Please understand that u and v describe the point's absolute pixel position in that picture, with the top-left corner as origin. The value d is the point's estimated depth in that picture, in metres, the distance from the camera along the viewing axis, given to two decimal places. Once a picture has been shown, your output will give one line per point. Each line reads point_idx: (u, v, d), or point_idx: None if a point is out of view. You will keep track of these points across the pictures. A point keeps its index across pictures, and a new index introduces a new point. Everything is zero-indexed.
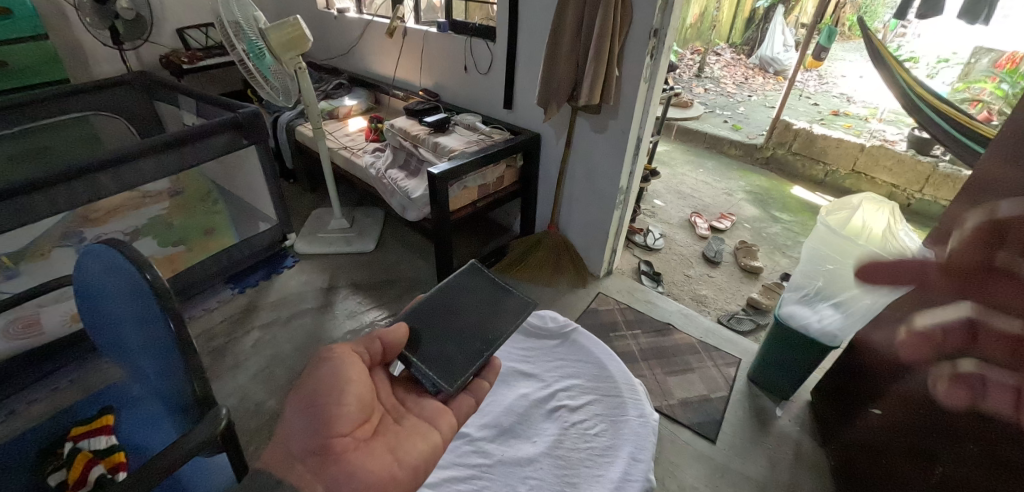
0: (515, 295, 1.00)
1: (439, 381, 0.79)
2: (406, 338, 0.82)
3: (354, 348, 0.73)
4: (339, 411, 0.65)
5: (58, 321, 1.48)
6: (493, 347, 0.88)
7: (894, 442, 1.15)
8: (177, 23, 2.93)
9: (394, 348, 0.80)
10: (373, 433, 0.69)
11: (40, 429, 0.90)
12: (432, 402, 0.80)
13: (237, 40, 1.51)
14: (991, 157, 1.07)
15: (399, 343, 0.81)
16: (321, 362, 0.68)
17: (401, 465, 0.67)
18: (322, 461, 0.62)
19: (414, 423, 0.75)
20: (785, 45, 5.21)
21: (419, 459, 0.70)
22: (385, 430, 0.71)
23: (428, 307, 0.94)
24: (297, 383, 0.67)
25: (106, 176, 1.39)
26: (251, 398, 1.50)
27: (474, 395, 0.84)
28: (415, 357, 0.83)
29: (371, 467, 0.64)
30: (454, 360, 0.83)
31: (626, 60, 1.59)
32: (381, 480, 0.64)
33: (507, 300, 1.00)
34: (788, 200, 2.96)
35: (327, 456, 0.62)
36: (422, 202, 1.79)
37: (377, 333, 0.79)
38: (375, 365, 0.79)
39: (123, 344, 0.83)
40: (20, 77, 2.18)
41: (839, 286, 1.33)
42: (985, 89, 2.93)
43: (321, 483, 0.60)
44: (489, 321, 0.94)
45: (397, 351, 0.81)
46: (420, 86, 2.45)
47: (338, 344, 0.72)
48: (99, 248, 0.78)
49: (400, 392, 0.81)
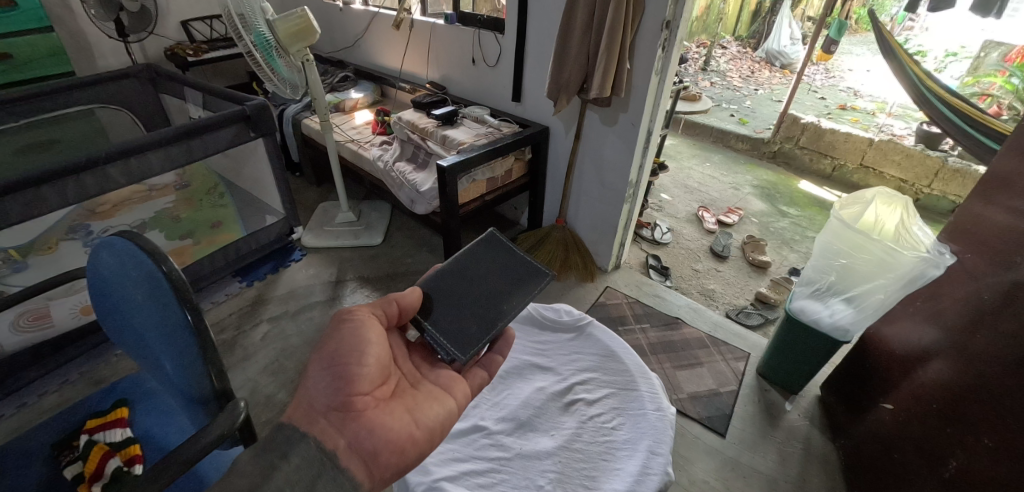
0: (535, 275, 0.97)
1: (453, 352, 0.81)
2: (420, 302, 0.86)
3: (373, 311, 0.78)
4: (360, 371, 0.69)
5: (68, 313, 1.50)
6: (508, 318, 0.88)
7: (903, 437, 1.15)
8: (181, 15, 2.92)
9: (409, 313, 0.84)
10: (391, 395, 0.73)
11: (56, 421, 0.91)
12: (445, 371, 0.84)
13: (245, 31, 1.49)
14: (1010, 149, 1.06)
15: (414, 307, 0.85)
16: (342, 323, 0.73)
17: (418, 426, 0.71)
18: (344, 416, 0.65)
19: (429, 388, 0.79)
20: (792, 38, 5.15)
21: (435, 422, 0.73)
22: (403, 393, 0.75)
23: (444, 280, 0.93)
24: (319, 343, 0.70)
25: (115, 168, 1.38)
26: (261, 390, 1.50)
27: (487, 369, 0.88)
28: (427, 322, 0.86)
29: (391, 424, 0.68)
30: (469, 330, 0.85)
31: (637, 53, 1.57)
32: (399, 437, 0.67)
33: (525, 272, 0.96)
34: (795, 195, 2.94)
35: (349, 412, 0.65)
36: (430, 195, 1.78)
37: (393, 297, 0.83)
38: (391, 327, 0.84)
39: (137, 337, 0.82)
40: (26, 69, 2.17)
41: (851, 281, 1.31)
42: (994, 84, 2.88)
43: (343, 438, 0.63)
44: (505, 295, 0.91)
45: (412, 315, 0.85)
46: (427, 79, 2.44)
47: (358, 307, 0.77)
48: (113, 240, 0.78)
49: (415, 360, 0.85)
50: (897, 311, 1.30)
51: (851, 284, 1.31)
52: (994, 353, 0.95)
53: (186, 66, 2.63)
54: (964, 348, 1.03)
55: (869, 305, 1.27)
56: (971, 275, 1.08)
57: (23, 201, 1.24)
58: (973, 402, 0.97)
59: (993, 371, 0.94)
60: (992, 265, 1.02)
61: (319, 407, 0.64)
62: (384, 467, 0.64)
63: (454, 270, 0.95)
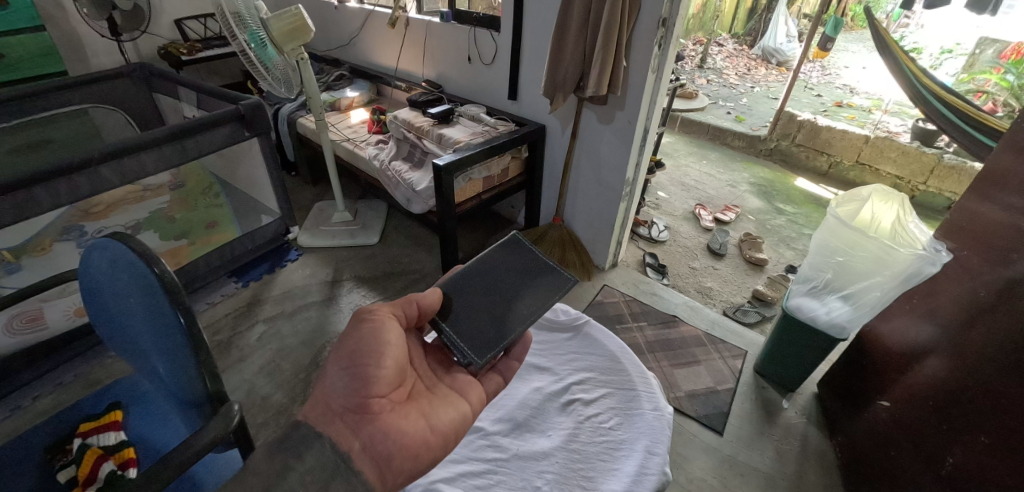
0: (551, 276, 0.95)
1: (470, 355, 0.81)
2: (439, 304, 0.87)
3: (392, 313, 0.78)
4: (377, 373, 0.69)
5: (62, 315, 1.49)
6: (528, 322, 0.87)
7: (900, 434, 1.16)
8: (175, 13, 2.89)
9: (428, 314, 0.85)
10: (407, 398, 0.73)
11: (49, 425, 0.90)
12: (461, 375, 0.84)
13: (238, 29, 1.48)
14: (1007, 146, 1.06)
15: (434, 308, 0.85)
16: (362, 322, 0.73)
17: (433, 431, 0.71)
18: (359, 419, 0.65)
19: (445, 392, 0.80)
20: (788, 35, 5.15)
21: (449, 427, 0.74)
22: (418, 396, 0.75)
23: (463, 281, 0.93)
24: (338, 342, 0.71)
25: (108, 168, 1.37)
26: (258, 391, 1.50)
27: (503, 375, 0.89)
28: (446, 324, 0.86)
29: (406, 429, 0.68)
30: (485, 333, 0.84)
31: (633, 50, 1.56)
32: (414, 443, 0.68)
33: (545, 277, 0.95)
34: (792, 192, 2.95)
35: (366, 415, 0.66)
36: (426, 194, 1.78)
37: (414, 298, 0.83)
38: (409, 328, 0.84)
39: (130, 339, 0.81)
40: (18, 69, 2.14)
41: (848, 278, 1.31)
42: (989, 80, 2.89)
43: (358, 440, 0.64)
44: (522, 297, 0.91)
45: (431, 316, 0.86)
46: (423, 77, 2.43)
47: (378, 307, 0.77)
48: (105, 242, 0.77)
49: (431, 362, 0.85)
50: (894, 308, 1.30)
51: (848, 282, 1.32)
52: (989, 351, 0.95)
53: (180, 64, 2.60)
54: (960, 346, 1.03)
55: (865, 302, 1.28)
56: (967, 272, 1.08)
57: (14, 202, 1.22)
58: (968, 401, 0.97)
59: (988, 370, 0.94)
60: (989, 262, 1.02)
61: (337, 408, 0.66)
62: (397, 473, 0.65)
63: (475, 271, 0.95)
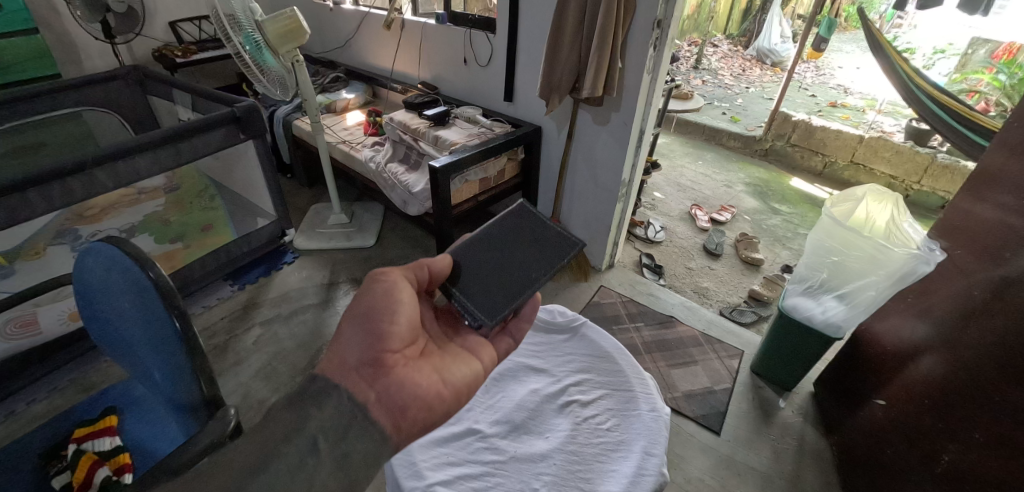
0: (558, 241, 0.95)
1: (480, 317, 0.82)
2: (449, 269, 0.87)
3: (406, 273, 0.78)
4: (390, 328, 0.69)
5: (56, 320, 1.47)
6: (536, 284, 0.87)
7: (894, 432, 1.17)
8: (169, 15, 2.88)
9: (439, 278, 0.85)
10: (420, 354, 0.73)
11: (42, 430, 0.89)
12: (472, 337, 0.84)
13: (233, 32, 1.47)
14: (999, 146, 1.06)
15: (444, 273, 0.86)
16: (375, 280, 0.73)
17: (445, 386, 0.71)
18: (374, 372, 0.65)
19: (456, 351, 0.79)
20: (783, 36, 5.18)
21: (461, 383, 0.73)
22: (430, 353, 0.75)
23: (471, 247, 0.92)
24: (351, 302, 0.71)
25: (102, 172, 1.36)
26: (254, 395, 1.49)
27: (513, 337, 0.87)
28: (455, 290, 0.86)
29: (419, 381, 0.67)
30: (494, 295, 0.84)
31: (629, 51, 1.57)
32: (427, 395, 0.67)
33: (551, 243, 0.95)
34: (787, 192, 2.96)
35: (380, 368, 0.65)
36: (423, 196, 1.78)
37: (425, 263, 0.83)
38: (420, 292, 0.84)
39: (126, 345, 0.81)
40: (11, 71, 2.13)
41: (843, 278, 1.31)
42: (982, 80, 2.92)
43: (372, 392, 0.63)
44: (530, 263, 0.91)
45: (441, 281, 0.86)
46: (419, 79, 2.43)
47: (390, 267, 0.76)
48: (99, 246, 0.77)
49: (441, 325, 0.85)
50: (890, 307, 1.30)
51: (843, 281, 1.32)
52: (984, 349, 0.96)
53: (174, 67, 2.59)
54: (956, 343, 1.03)
55: (860, 301, 1.28)
56: (960, 270, 1.09)
57: (7, 206, 1.21)
58: (964, 399, 0.98)
59: (983, 368, 0.95)
60: (982, 260, 1.03)
61: (351, 361, 0.65)
62: (411, 423, 0.64)
63: (483, 238, 0.94)
